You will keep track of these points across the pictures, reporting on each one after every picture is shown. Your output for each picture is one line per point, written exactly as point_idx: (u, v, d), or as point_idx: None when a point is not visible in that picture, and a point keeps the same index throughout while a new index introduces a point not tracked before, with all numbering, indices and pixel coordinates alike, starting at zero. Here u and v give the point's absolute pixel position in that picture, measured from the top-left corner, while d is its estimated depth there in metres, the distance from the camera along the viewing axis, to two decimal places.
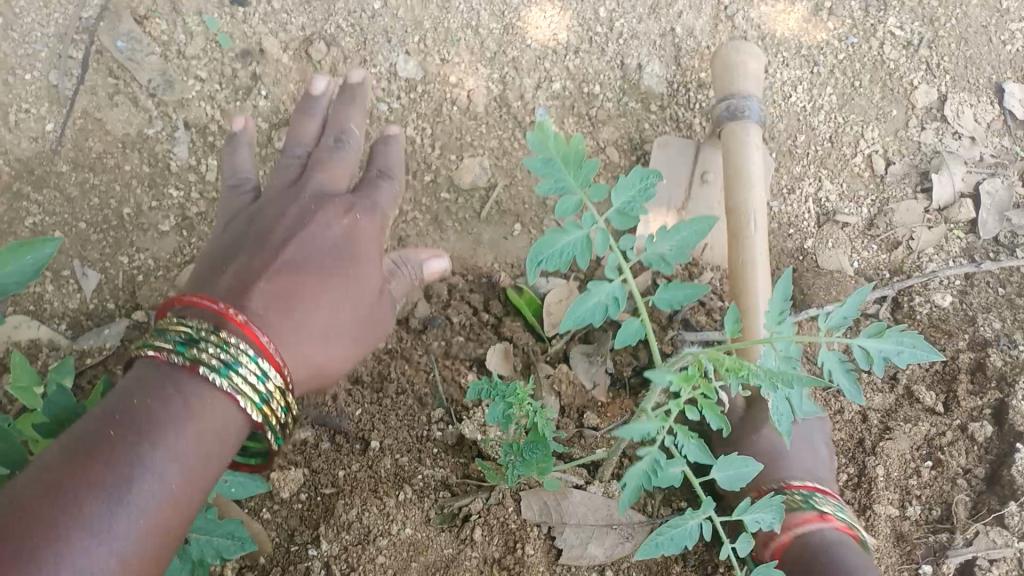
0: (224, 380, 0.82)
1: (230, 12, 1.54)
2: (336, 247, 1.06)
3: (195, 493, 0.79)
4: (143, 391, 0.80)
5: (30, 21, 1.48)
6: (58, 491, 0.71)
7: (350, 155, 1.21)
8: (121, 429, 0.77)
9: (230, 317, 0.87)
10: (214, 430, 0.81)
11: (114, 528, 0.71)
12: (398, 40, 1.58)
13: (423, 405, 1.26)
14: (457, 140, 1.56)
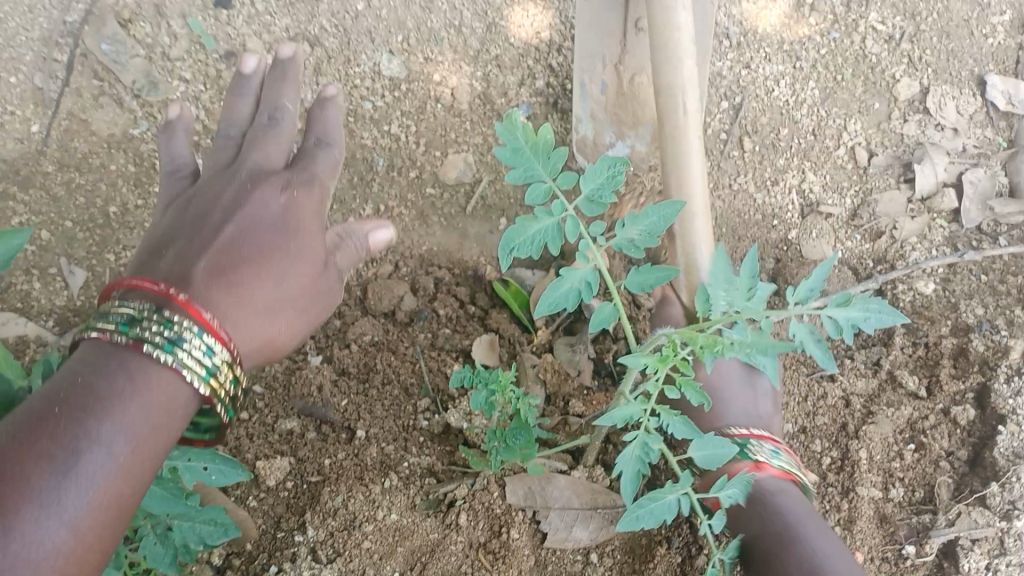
0: (169, 358, 0.83)
1: (214, 15, 1.53)
2: (274, 224, 1.09)
3: (146, 464, 0.81)
4: (90, 368, 0.81)
5: (13, 25, 1.48)
6: (4, 471, 0.72)
7: (285, 131, 1.27)
8: (67, 406, 0.77)
9: (171, 295, 0.87)
10: (163, 404, 0.82)
11: (62, 504, 0.73)
12: (382, 40, 1.58)
13: (409, 395, 1.25)
14: (441, 137, 1.57)
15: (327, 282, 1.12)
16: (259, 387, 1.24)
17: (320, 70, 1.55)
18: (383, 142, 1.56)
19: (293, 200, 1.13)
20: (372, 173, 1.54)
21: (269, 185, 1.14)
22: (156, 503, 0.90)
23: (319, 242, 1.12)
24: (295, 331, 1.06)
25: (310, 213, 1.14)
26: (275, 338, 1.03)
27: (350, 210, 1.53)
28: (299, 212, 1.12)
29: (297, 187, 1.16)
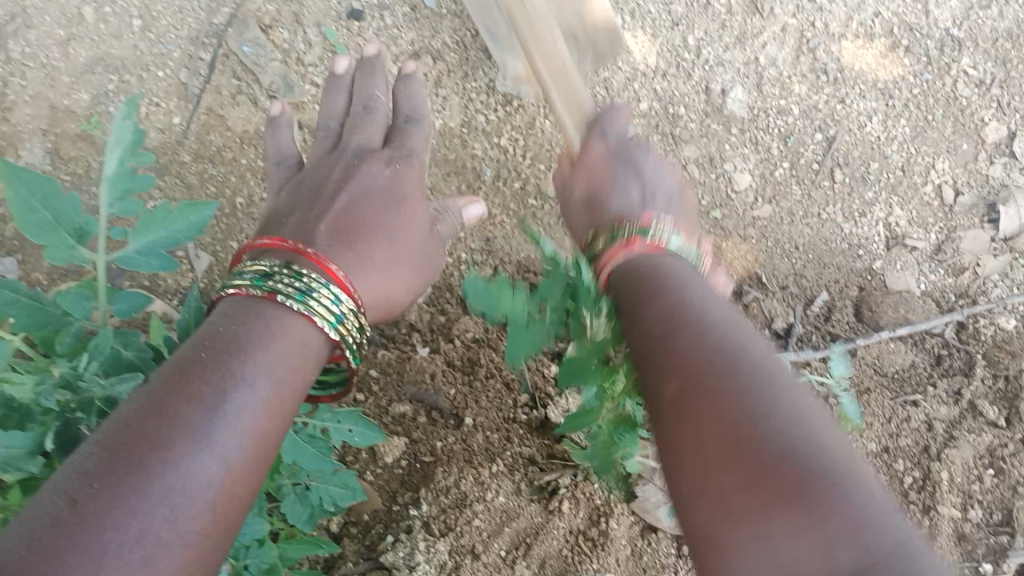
0: (303, 304, 0.93)
1: (347, 25, 1.67)
2: (382, 193, 1.23)
3: (285, 406, 0.86)
4: (225, 324, 0.88)
5: (165, 23, 1.61)
6: (162, 408, 0.77)
7: (380, 115, 1.38)
8: (208, 353, 0.84)
9: (302, 252, 1.00)
10: (294, 350, 0.89)
11: (214, 433, 0.78)
12: (498, 57, 1.69)
13: (510, 389, 1.38)
14: (547, 151, 1.67)
15: (432, 245, 1.26)
16: (377, 372, 1.38)
17: (440, 82, 1.67)
18: (492, 153, 1.66)
19: (397, 173, 1.28)
20: (479, 182, 1.65)
21: (377, 160, 1.28)
22: (306, 460, 1.03)
23: (421, 211, 1.26)
24: (409, 289, 1.18)
25: (411, 186, 1.28)
26: (393, 294, 1.14)
27: None
28: (404, 182, 1.26)
29: (399, 161, 1.31)
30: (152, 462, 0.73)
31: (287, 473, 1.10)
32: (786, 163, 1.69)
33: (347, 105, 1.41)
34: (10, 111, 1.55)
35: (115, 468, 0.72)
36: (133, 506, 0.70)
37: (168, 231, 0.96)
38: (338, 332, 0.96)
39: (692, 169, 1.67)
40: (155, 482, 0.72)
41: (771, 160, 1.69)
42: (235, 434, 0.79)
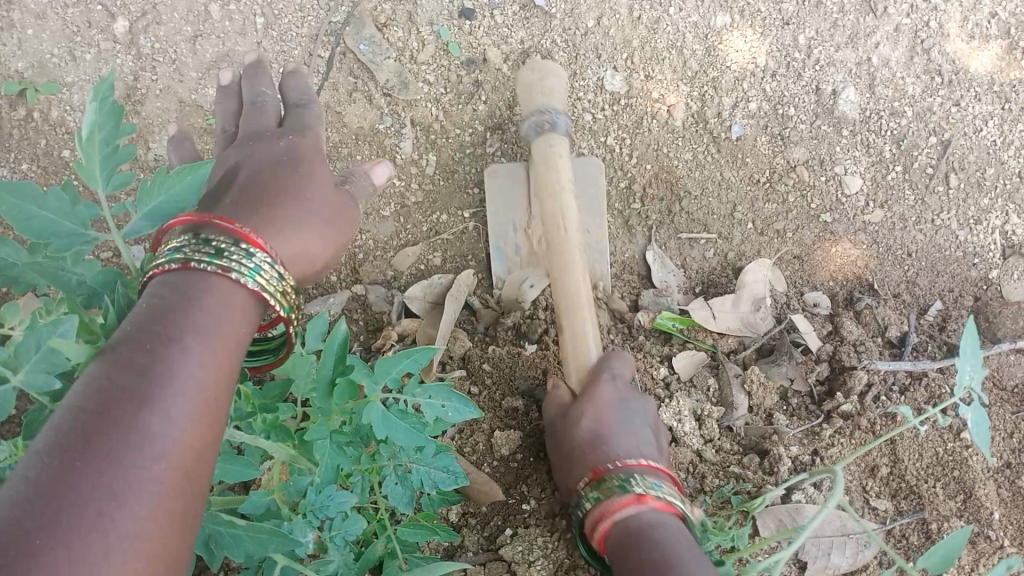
0: (218, 261, 0.82)
1: (458, 24, 1.68)
2: (279, 163, 1.17)
3: (229, 361, 0.79)
4: (164, 290, 0.81)
5: (287, 21, 1.66)
6: (99, 388, 0.70)
7: (272, 101, 1.35)
8: (145, 321, 0.77)
9: (207, 213, 0.86)
10: (227, 301, 0.82)
11: (157, 399, 0.71)
12: (608, 57, 1.68)
13: None
14: (654, 151, 1.65)
15: (344, 200, 1.20)
16: (490, 366, 1.44)
17: None
18: (598, 152, 1.65)
19: (292, 143, 1.24)
20: None
21: (267, 142, 1.24)
22: (398, 437, 0.99)
23: (323, 172, 1.20)
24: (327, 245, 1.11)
25: (307, 151, 1.23)
26: (311, 252, 1.07)
27: None
28: (300, 147, 1.22)
29: (295, 134, 1.27)
30: (94, 443, 0.67)
31: (389, 455, 1.11)
32: (898, 166, 1.65)
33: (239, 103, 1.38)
34: (138, 104, 1.62)
35: (59, 460, 0.65)
36: (81, 492, 0.64)
37: (175, 196, 0.90)
38: (263, 284, 0.85)
39: (801, 171, 1.65)
40: (102, 463, 0.66)
41: (884, 163, 1.66)
42: (179, 397, 0.73)
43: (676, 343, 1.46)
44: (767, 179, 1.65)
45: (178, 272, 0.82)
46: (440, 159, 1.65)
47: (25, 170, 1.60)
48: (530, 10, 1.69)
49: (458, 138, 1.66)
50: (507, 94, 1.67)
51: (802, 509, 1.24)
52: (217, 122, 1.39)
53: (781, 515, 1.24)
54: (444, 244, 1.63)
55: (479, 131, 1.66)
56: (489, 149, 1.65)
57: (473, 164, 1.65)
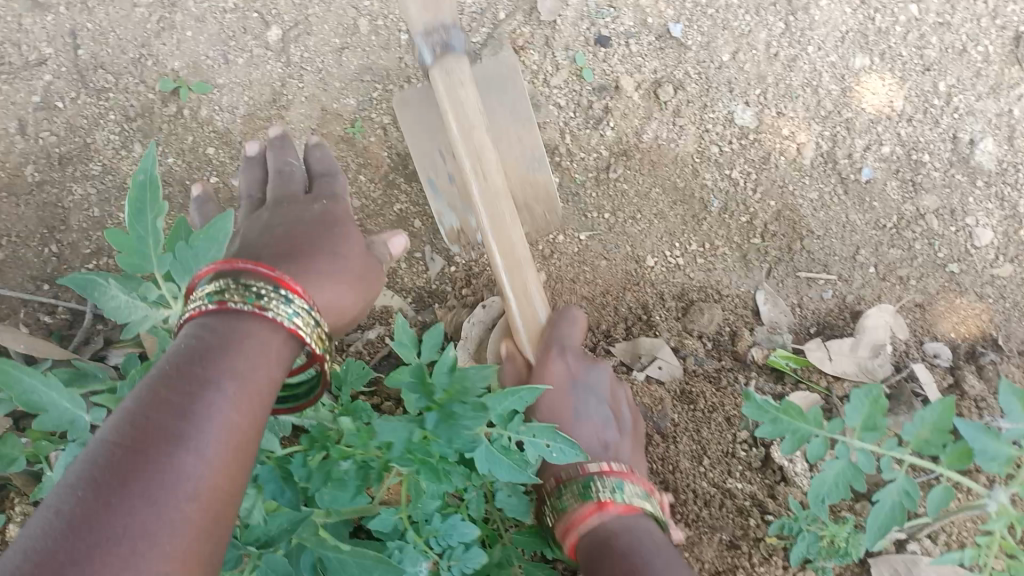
0: (255, 300, 0.92)
1: (593, 51, 1.70)
2: (318, 217, 1.34)
3: (258, 404, 0.86)
4: (203, 334, 0.89)
5: None
6: (139, 424, 0.76)
7: (296, 168, 1.50)
8: (183, 364, 0.84)
9: (239, 260, 0.94)
10: (262, 349, 0.90)
11: (191, 436, 0.77)
12: (740, 91, 1.68)
13: (730, 423, 1.41)
14: (779, 187, 1.65)
15: (372, 257, 1.36)
16: None
17: (679, 112, 1.67)
18: (722, 185, 1.65)
19: (325, 205, 1.40)
20: (706, 213, 1.65)
21: (303, 202, 1.40)
22: (502, 473, 0.98)
23: (355, 233, 1.37)
24: (356, 300, 1.26)
25: (341, 216, 1.38)
26: (340, 304, 1.22)
27: (678, 243, 1.64)
28: (335, 210, 1.38)
29: (325, 198, 1.43)
30: (132, 473, 0.72)
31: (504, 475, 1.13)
32: None
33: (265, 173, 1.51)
34: (283, 109, 1.70)
35: (102, 489, 0.71)
36: (120, 519, 0.69)
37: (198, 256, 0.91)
38: (296, 323, 0.95)
39: (931, 220, 1.62)
40: (139, 492, 0.71)
41: (1018, 218, 1.62)
42: (214, 431, 0.79)
43: (788, 384, 1.47)
44: (893, 225, 1.62)
45: (215, 313, 0.91)
46: (563, 181, 1.68)
47: (171, 164, 1.69)
48: (665, 40, 1.70)
49: (583, 160, 1.68)
50: (635, 121, 1.68)
51: (918, 563, 1.26)
52: (253, 186, 1.50)
53: (896, 564, 1.27)
54: (559, 265, 1.65)
55: (604, 156, 1.68)
56: (612, 174, 1.67)
57: (595, 188, 1.67)
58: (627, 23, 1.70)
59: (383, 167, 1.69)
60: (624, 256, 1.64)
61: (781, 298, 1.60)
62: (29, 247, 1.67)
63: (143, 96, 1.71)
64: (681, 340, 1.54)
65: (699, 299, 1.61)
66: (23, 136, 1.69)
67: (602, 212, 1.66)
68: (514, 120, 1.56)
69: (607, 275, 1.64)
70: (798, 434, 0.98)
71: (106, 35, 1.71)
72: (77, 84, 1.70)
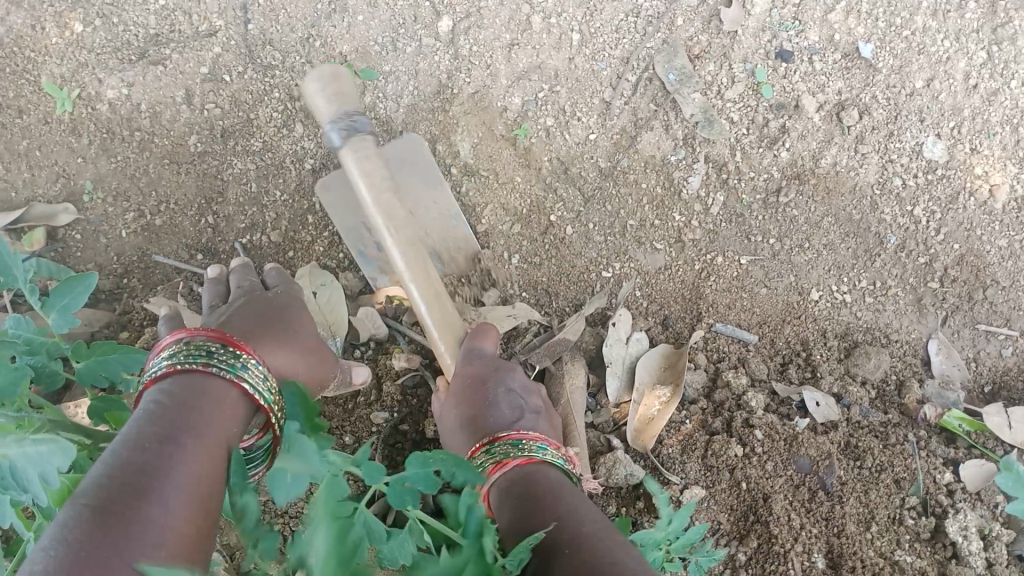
0: (200, 358, 1.05)
1: (774, 66, 1.60)
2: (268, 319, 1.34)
3: (214, 465, 0.94)
4: (162, 399, 0.99)
5: (602, 41, 1.64)
6: (112, 482, 0.83)
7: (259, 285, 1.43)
8: (146, 428, 0.93)
9: (199, 328, 1.09)
10: (220, 404, 1.02)
11: (161, 486, 0.86)
12: (932, 121, 1.56)
13: (899, 487, 1.33)
14: (965, 230, 1.53)
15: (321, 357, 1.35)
16: (762, 434, 1.38)
17: (862, 138, 1.57)
18: (901, 221, 1.55)
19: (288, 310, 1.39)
20: (880, 249, 1.55)
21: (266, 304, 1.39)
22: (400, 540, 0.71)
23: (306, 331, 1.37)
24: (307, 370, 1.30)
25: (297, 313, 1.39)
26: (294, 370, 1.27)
27: (846, 278, 1.55)
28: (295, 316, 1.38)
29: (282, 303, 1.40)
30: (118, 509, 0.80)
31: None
32: None
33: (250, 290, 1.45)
34: (447, 103, 1.65)
35: (86, 540, 0.76)
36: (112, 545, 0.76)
37: None
38: (239, 376, 1.06)
39: None
40: (123, 532, 0.78)
41: None
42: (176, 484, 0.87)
43: (960, 448, 1.38)
44: None
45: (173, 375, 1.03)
46: (728, 201, 1.60)
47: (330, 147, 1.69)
48: (853, 60, 1.59)
49: (752, 181, 1.59)
50: (813, 144, 1.58)
51: None
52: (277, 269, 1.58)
53: None
54: (716, 289, 1.58)
55: (776, 178, 1.58)
56: (783, 199, 1.58)
57: (762, 212, 1.59)
58: (812, 37, 1.60)
59: (542, 171, 1.63)
60: (786, 284, 1.56)
61: (956, 351, 1.50)
62: (187, 216, 1.69)
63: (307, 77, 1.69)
64: (845, 386, 1.45)
65: (865, 342, 1.52)
66: (189, 106, 1.69)
67: (768, 237, 1.58)
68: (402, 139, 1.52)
69: (766, 304, 1.56)
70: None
71: (277, 12, 1.70)
72: (244, 59, 1.70)
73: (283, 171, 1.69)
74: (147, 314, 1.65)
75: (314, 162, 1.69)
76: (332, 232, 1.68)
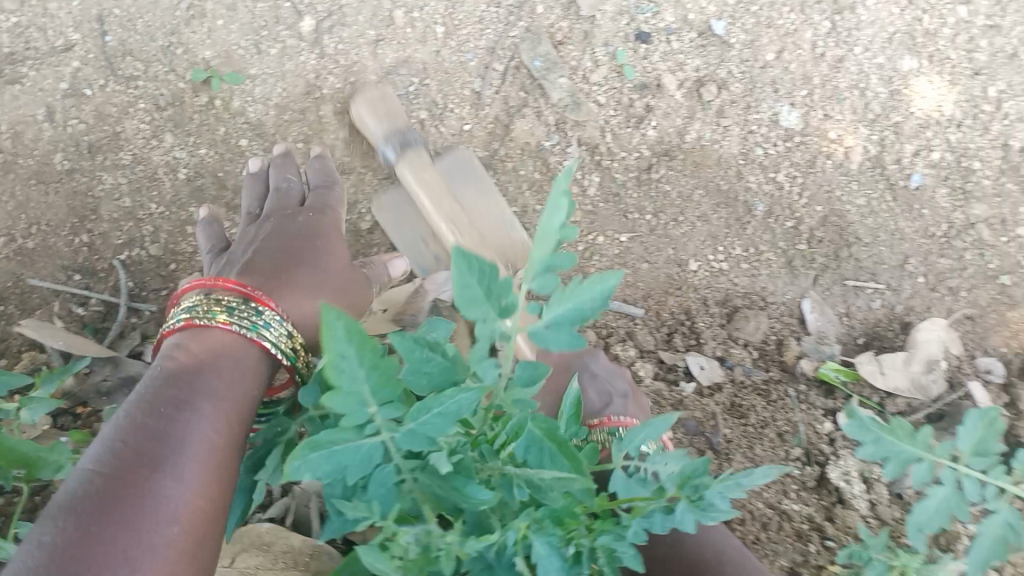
0: (219, 316, 1.10)
1: (634, 47, 1.65)
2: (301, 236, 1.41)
3: (230, 426, 0.97)
4: (179, 362, 1.03)
5: (465, 33, 1.67)
6: (125, 449, 0.87)
7: (291, 196, 1.51)
8: (160, 393, 0.97)
9: (215, 279, 1.14)
10: (233, 363, 1.06)
11: (177, 454, 0.89)
12: (785, 91, 1.64)
13: (783, 440, 1.42)
14: (826, 192, 1.61)
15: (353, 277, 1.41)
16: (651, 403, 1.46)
17: (723, 112, 1.63)
18: (767, 188, 1.61)
19: (314, 222, 1.45)
20: (750, 217, 1.61)
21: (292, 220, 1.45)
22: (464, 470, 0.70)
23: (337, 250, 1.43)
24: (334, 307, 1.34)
25: (325, 230, 1.45)
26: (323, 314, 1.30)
27: (721, 247, 1.61)
28: (320, 227, 1.44)
29: (311, 215, 1.47)
30: (129, 481, 0.84)
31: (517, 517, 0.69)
32: None
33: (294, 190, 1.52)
34: (318, 101, 1.66)
35: (94, 514, 0.79)
36: (123, 521, 0.80)
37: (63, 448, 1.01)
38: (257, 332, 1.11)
39: (981, 229, 1.58)
40: (133, 505, 0.82)
41: None
42: (191, 451, 0.90)
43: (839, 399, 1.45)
44: (942, 234, 1.59)
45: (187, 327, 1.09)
46: (603, 181, 1.63)
47: (203, 155, 1.66)
48: (708, 37, 1.65)
49: (624, 160, 1.63)
50: (677, 121, 1.64)
51: None
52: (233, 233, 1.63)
53: None
54: (601, 267, 1.60)
55: (646, 156, 1.63)
56: (655, 175, 1.62)
57: (637, 189, 1.63)
58: (668, 18, 1.66)
59: None
60: (665, 257, 1.60)
61: (828, 308, 1.57)
62: (58, 237, 1.63)
63: (173, 85, 1.66)
64: (726, 350, 1.52)
65: (744, 306, 1.57)
66: (51, 123, 1.64)
67: (644, 213, 1.62)
68: (478, 191, 1.57)
69: (649, 278, 1.59)
70: (902, 457, 0.87)
71: (135, 22, 1.67)
72: (105, 71, 1.66)
73: (156, 183, 1.65)
74: (25, 340, 1.58)
75: (187, 171, 1.66)
76: None
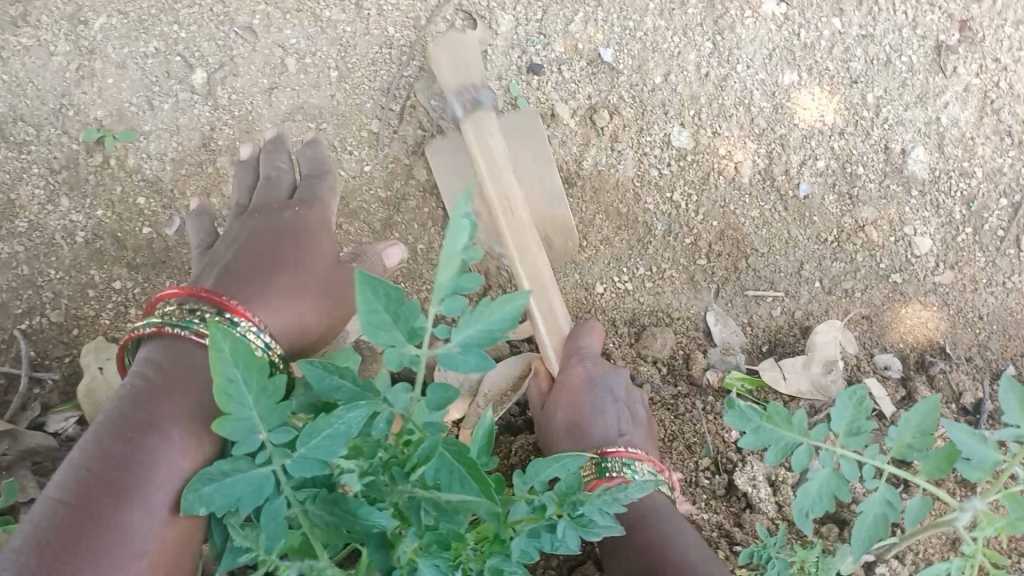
0: (193, 326, 1.10)
1: (527, 79, 1.68)
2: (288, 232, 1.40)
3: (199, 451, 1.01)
4: (147, 376, 1.06)
5: (360, 76, 1.68)
6: (90, 479, 0.93)
7: (278, 191, 1.49)
8: (129, 415, 1.00)
9: (193, 288, 1.14)
10: (205, 383, 1.08)
11: (140, 488, 0.94)
12: (675, 112, 1.68)
13: (693, 452, 1.46)
14: (721, 207, 1.65)
15: (338, 275, 1.40)
16: None
17: (616, 137, 1.67)
18: (664, 207, 1.65)
19: (300, 217, 1.43)
20: (650, 237, 1.64)
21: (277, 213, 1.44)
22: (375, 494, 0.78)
23: (324, 244, 1.42)
24: (317, 311, 1.33)
25: (312, 224, 1.43)
26: (303, 321, 1.30)
27: (625, 268, 1.64)
28: (308, 222, 1.43)
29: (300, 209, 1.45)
30: (89, 518, 0.90)
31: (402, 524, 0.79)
32: (968, 228, 1.66)
33: (283, 183, 1.51)
34: (214, 153, 1.66)
35: (62, 547, 0.87)
36: (80, 564, 0.87)
37: None
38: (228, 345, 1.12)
39: (869, 231, 1.65)
40: (96, 543, 0.89)
41: (954, 225, 1.66)
42: (156, 486, 0.95)
43: None
44: (834, 238, 1.65)
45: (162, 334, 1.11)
46: None
47: (100, 216, 1.64)
48: (598, 65, 1.69)
49: None
50: (573, 149, 1.66)
51: None
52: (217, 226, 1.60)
53: None
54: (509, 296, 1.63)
55: None
56: None
57: None
58: (558, 49, 1.69)
59: None
60: (572, 283, 1.63)
61: (731, 318, 1.62)
62: None
63: (67, 147, 1.65)
64: (636, 367, 1.56)
65: (651, 324, 1.62)
66: None
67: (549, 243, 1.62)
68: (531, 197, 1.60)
69: None
70: (784, 443, 0.95)
71: (24, 86, 1.65)
72: None
73: (54, 249, 1.63)
74: None
75: (85, 234, 1.64)
76: (116, 302, 1.62)
